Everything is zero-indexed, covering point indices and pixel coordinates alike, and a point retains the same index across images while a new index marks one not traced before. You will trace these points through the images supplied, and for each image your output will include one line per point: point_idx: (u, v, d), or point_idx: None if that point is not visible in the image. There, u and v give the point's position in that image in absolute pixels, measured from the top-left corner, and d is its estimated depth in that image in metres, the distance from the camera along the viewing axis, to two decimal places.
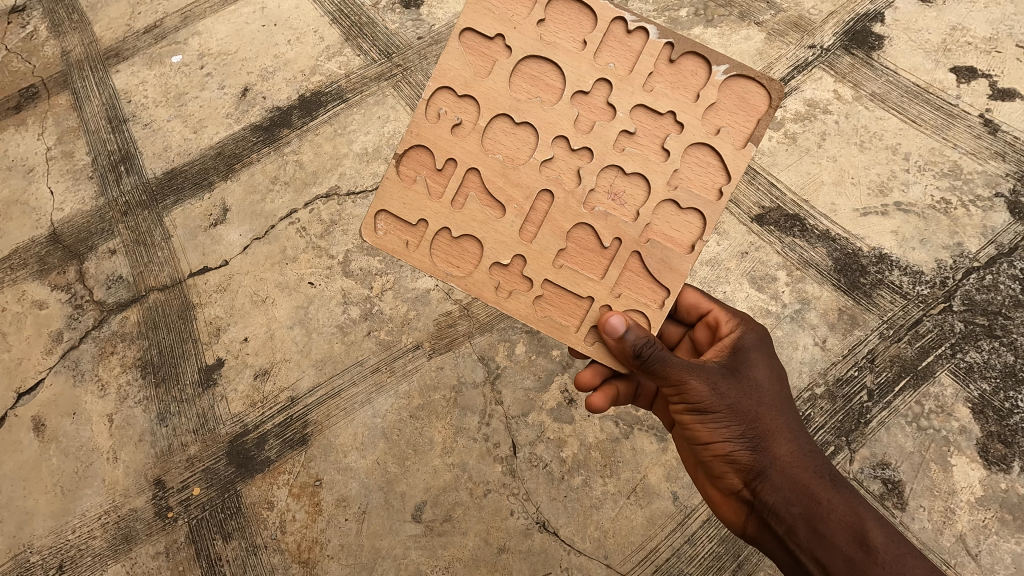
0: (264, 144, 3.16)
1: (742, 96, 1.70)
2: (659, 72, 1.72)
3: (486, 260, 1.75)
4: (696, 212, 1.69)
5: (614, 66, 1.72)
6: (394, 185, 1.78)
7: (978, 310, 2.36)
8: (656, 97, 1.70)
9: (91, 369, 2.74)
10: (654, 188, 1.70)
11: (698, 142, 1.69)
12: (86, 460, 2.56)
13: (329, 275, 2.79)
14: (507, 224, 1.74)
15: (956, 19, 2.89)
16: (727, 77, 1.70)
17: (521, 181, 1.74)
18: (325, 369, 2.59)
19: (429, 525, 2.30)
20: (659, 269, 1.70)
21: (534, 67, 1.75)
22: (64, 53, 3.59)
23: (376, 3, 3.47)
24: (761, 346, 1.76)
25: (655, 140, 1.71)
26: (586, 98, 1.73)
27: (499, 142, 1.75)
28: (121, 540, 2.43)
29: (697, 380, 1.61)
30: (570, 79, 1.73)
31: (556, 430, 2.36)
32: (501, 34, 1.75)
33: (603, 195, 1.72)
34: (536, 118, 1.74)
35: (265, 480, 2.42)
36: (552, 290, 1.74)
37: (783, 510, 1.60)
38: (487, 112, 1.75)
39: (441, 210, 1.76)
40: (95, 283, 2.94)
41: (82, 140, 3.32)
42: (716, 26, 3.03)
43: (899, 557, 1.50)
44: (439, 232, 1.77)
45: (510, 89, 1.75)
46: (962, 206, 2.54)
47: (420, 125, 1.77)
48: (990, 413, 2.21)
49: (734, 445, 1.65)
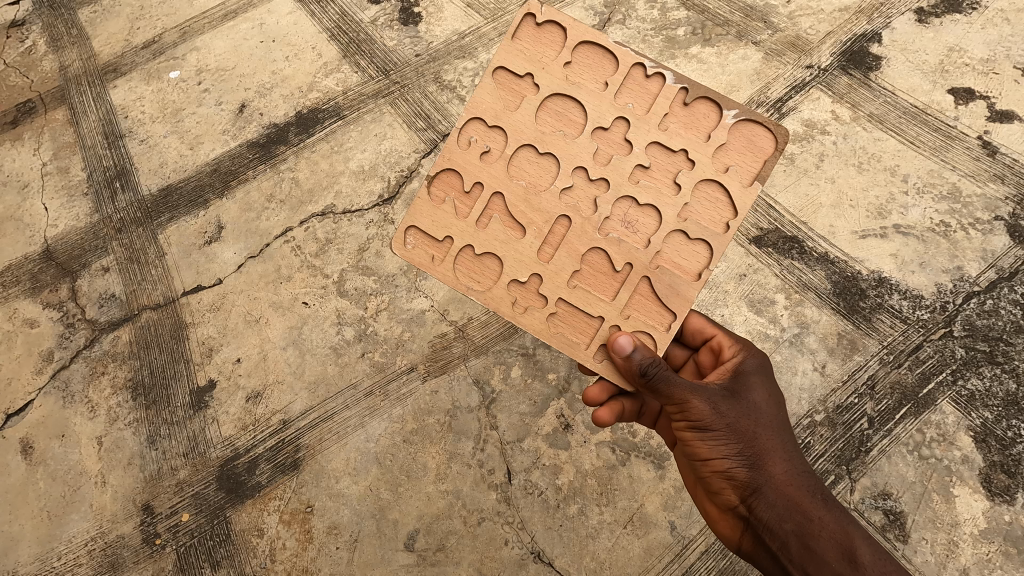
0: (260, 161, 3.15)
1: (750, 140, 1.69)
2: (673, 113, 1.71)
3: (505, 277, 1.73)
4: (705, 243, 1.67)
5: (632, 106, 1.72)
6: (424, 203, 1.77)
7: (979, 335, 2.33)
8: (669, 136, 1.69)
9: (81, 390, 2.71)
10: (665, 219, 1.68)
11: (708, 179, 1.68)
12: (74, 484, 2.52)
13: (323, 295, 2.77)
14: (526, 245, 1.72)
15: (953, 40, 2.90)
16: (737, 121, 1.68)
17: (541, 207, 1.72)
18: (318, 392, 2.55)
19: (422, 555, 2.25)
20: (668, 295, 1.67)
21: (559, 104, 1.75)
22: (62, 68, 3.59)
23: (374, 19, 3.47)
24: (762, 371, 1.73)
25: (667, 174, 1.69)
26: (605, 135, 1.73)
27: (523, 169, 1.75)
28: (108, 568, 2.38)
29: (700, 399, 1.57)
30: (591, 116, 1.72)
31: (552, 457, 2.32)
32: (530, 73, 1.75)
33: (617, 223, 1.71)
34: (559, 150, 1.73)
35: (256, 506, 2.38)
36: (566, 308, 1.71)
37: (777, 526, 1.57)
38: (514, 143, 1.75)
39: (466, 228, 1.74)
40: (88, 301, 2.91)
41: (78, 156, 3.30)
42: (713, 45, 3.03)
43: (885, 573, 1.48)
44: (463, 248, 1.75)
45: (535, 123, 1.74)
46: (962, 229, 2.52)
47: (450, 150, 1.77)
48: (993, 443, 2.17)
49: (732, 462, 1.61)
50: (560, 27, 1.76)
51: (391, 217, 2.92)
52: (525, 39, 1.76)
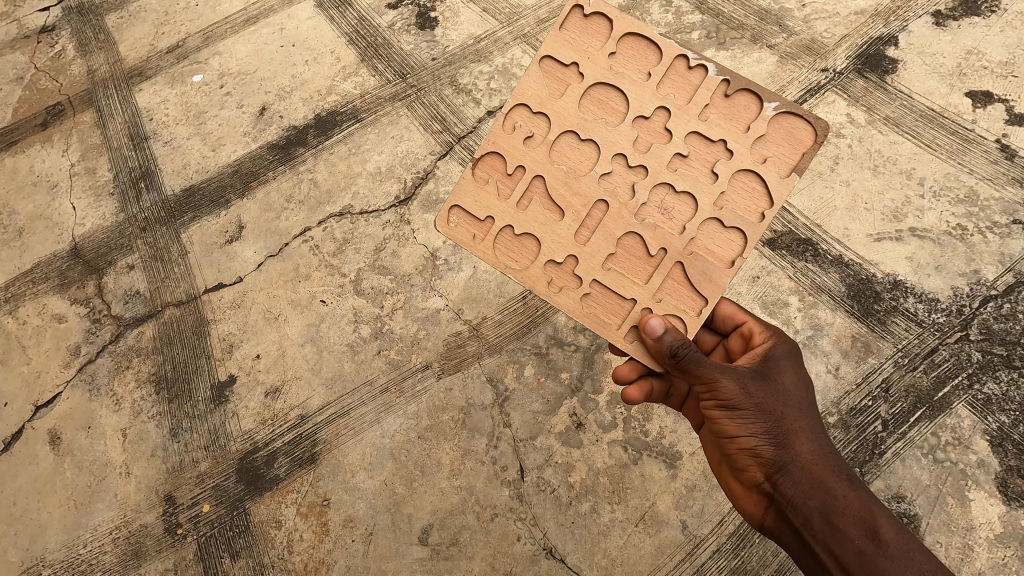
0: (280, 163, 3.23)
1: (789, 132, 1.71)
2: (714, 104, 1.73)
3: (542, 257, 1.78)
4: (739, 231, 1.70)
5: (673, 96, 1.75)
6: (468, 183, 1.83)
7: (996, 339, 2.31)
8: (709, 126, 1.72)
9: (107, 383, 2.79)
10: (701, 207, 1.71)
11: (744, 169, 1.70)
12: (100, 474, 2.60)
13: (341, 293, 2.83)
14: (564, 227, 1.77)
15: (971, 43, 2.88)
16: (777, 113, 1.70)
17: (580, 190, 1.77)
18: (335, 388, 2.61)
19: (436, 549, 2.28)
20: (700, 281, 1.70)
21: (602, 92, 1.78)
22: (90, 72, 3.70)
23: (391, 24, 3.54)
24: (793, 357, 1.75)
25: (705, 163, 1.72)
26: (645, 123, 1.76)
27: (565, 154, 1.79)
28: (131, 556, 2.44)
29: (729, 378, 1.61)
30: (633, 105, 1.76)
31: (564, 455, 2.35)
32: (575, 61, 1.80)
33: (653, 209, 1.74)
34: (600, 137, 1.77)
35: (274, 498, 2.44)
36: (600, 289, 1.76)
37: (801, 503, 1.57)
38: (556, 129, 1.79)
39: (506, 210, 1.80)
40: (113, 297, 3.00)
41: (105, 157, 3.41)
42: (728, 49, 3.04)
43: (908, 553, 1.46)
44: (503, 229, 1.81)
45: (578, 110, 1.79)
46: (979, 232, 2.51)
47: (496, 134, 1.82)
48: (1010, 447, 2.15)
49: (760, 440, 1.62)
50: (606, 18, 1.79)
51: (407, 218, 2.97)
52: (572, 29, 1.81)
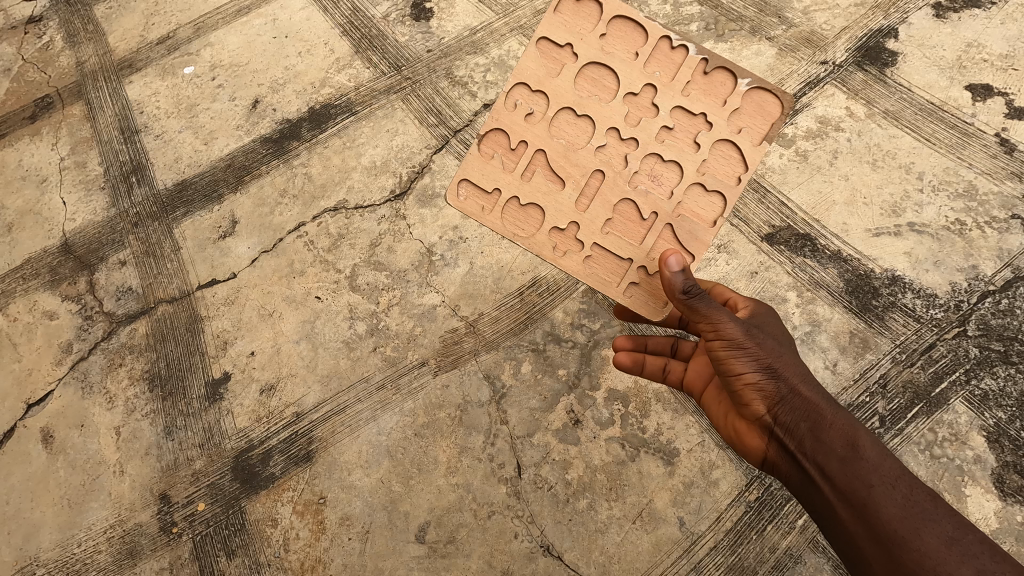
0: (273, 157, 3.18)
1: (760, 105, 1.81)
2: (695, 80, 1.81)
3: (545, 226, 1.83)
4: (720, 196, 1.79)
5: (659, 75, 1.81)
6: (471, 159, 1.87)
7: (994, 335, 2.31)
8: (691, 100, 1.80)
9: (100, 381, 2.76)
10: (687, 174, 1.78)
11: (725, 138, 1.78)
12: (93, 473, 2.57)
13: (336, 289, 2.80)
14: (564, 195, 1.82)
15: (971, 35, 2.86)
16: (751, 87, 1.79)
17: (578, 160, 1.82)
18: (331, 385, 2.59)
19: (433, 547, 2.27)
20: (688, 242, 1.78)
21: (594, 72, 1.85)
22: (79, 64, 3.64)
23: (385, 15, 3.49)
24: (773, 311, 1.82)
25: (690, 133, 1.80)
26: (633, 99, 1.83)
27: (562, 128, 1.84)
28: (126, 555, 2.42)
29: (721, 313, 1.65)
30: (623, 81, 1.83)
31: (561, 452, 2.34)
32: (569, 43, 1.84)
33: (646, 177, 1.80)
34: (594, 111, 1.82)
35: (270, 496, 2.42)
36: (599, 254, 1.82)
37: (795, 427, 1.59)
38: (554, 105, 1.84)
39: (511, 181, 1.85)
40: (105, 294, 2.96)
41: (95, 151, 3.35)
42: (726, 41, 3.01)
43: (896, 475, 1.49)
44: (508, 200, 1.85)
45: (574, 88, 1.83)
46: (978, 227, 2.49)
47: (497, 113, 1.88)
48: (1006, 442, 2.15)
49: (755, 373, 1.63)
50: (595, 2, 1.85)
51: (402, 213, 2.93)
52: (564, 12, 1.85)
